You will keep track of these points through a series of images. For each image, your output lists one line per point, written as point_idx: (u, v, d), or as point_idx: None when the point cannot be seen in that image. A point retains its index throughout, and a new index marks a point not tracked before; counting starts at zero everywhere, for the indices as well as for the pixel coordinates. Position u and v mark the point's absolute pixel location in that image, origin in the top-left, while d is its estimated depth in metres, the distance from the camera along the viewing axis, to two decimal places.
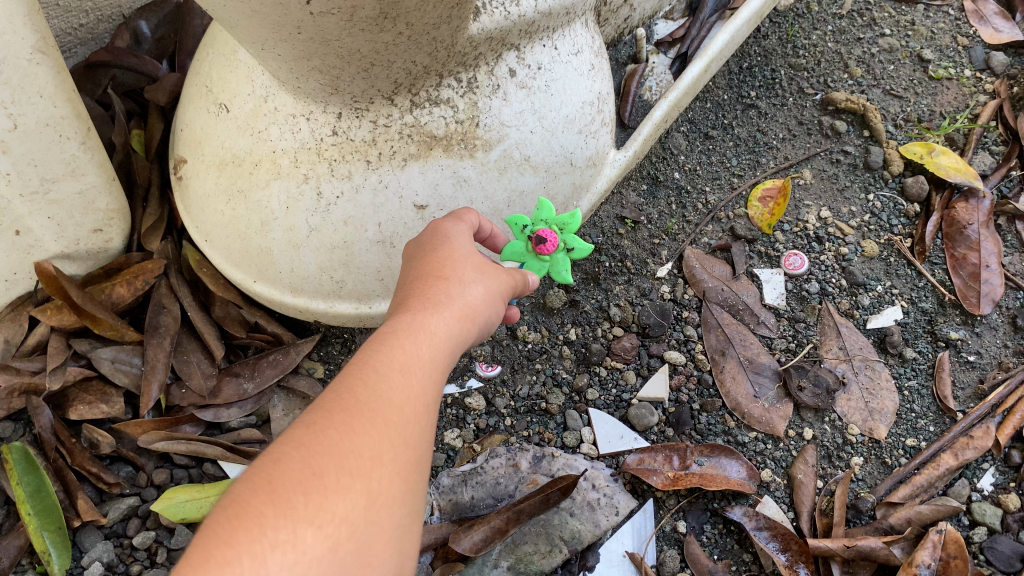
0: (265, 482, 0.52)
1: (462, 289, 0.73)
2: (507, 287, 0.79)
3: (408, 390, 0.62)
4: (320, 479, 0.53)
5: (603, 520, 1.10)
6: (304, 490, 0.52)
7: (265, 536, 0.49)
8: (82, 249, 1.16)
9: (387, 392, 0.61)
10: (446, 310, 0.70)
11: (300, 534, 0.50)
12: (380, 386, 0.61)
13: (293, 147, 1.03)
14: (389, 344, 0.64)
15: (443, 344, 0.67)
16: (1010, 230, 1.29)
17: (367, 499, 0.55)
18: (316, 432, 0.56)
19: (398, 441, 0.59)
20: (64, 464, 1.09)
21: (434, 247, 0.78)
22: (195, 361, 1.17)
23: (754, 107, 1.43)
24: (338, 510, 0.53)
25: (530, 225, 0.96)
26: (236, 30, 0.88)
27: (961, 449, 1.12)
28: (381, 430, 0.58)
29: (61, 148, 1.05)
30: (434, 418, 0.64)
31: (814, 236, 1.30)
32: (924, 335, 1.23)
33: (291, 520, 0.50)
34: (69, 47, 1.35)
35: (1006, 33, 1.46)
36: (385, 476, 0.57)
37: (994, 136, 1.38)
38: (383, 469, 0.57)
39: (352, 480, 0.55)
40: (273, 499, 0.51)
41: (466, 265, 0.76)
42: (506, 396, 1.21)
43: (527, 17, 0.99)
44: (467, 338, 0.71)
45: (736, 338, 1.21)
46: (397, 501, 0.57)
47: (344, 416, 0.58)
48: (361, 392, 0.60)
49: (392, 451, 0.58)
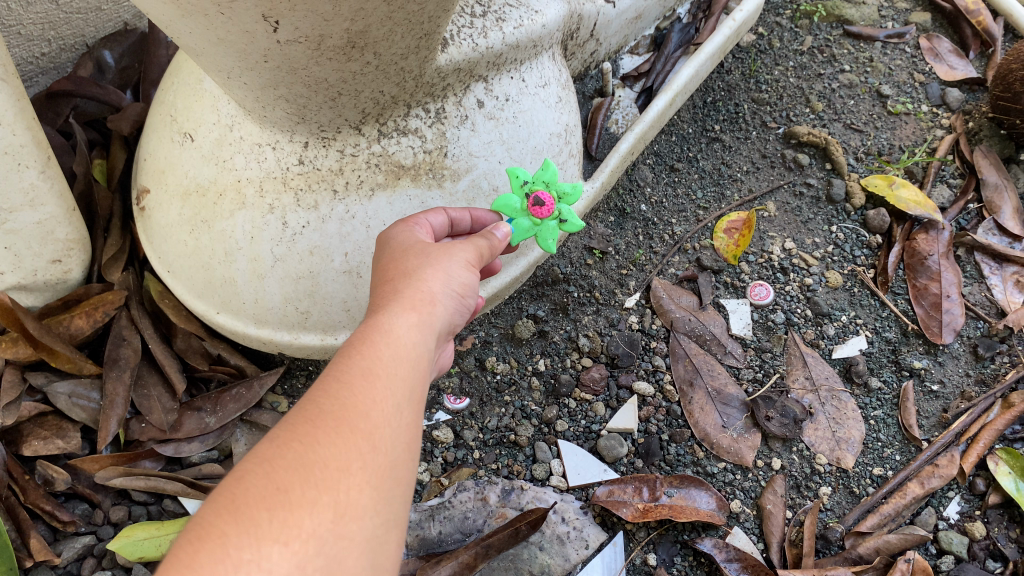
0: (228, 501, 0.51)
1: (413, 280, 0.71)
2: (470, 263, 0.77)
3: (371, 392, 0.60)
4: (285, 494, 0.52)
5: (573, 554, 1.08)
6: (269, 506, 0.51)
7: (227, 556, 0.48)
8: (39, 280, 1.13)
9: (347, 400, 0.59)
10: (397, 305, 0.68)
11: (265, 552, 0.49)
12: (342, 394, 0.59)
13: (258, 176, 1.02)
14: (350, 353, 0.63)
15: (399, 332, 0.65)
16: (970, 261, 1.32)
17: (336, 512, 0.53)
18: (280, 447, 0.55)
19: (367, 448, 0.57)
20: (16, 502, 1.05)
21: (385, 261, 0.77)
22: (156, 396, 1.14)
23: (718, 141, 1.45)
24: (306, 526, 0.51)
25: (530, 183, 0.95)
26: (202, 58, 0.87)
27: (927, 478, 1.14)
28: (348, 438, 0.57)
29: (19, 176, 1.03)
30: (409, 414, 0.62)
31: (779, 267, 1.31)
32: (889, 365, 1.24)
33: (255, 537, 0.49)
34: (30, 76, 1.33)
35: (960, 70, 1.51)
36: (355, 487, 0.55)
37: (951, 170, 1.42)
38: (353, 480, 0.55)
39: (319, 493, 0.53)
40: (237, 517, 0.50)
41: (416, 259, 0.74)
42: (475, 428, 1.19)
43: (495, 50, 1.01)
44: (430, 319, 0.69)
45: (704, 368, 1.21)
46: (367, 514, 0.55)
47: (308, 427, 0.56)
48: (325, 401, 0.58)
49: (361, 458, 0.56)
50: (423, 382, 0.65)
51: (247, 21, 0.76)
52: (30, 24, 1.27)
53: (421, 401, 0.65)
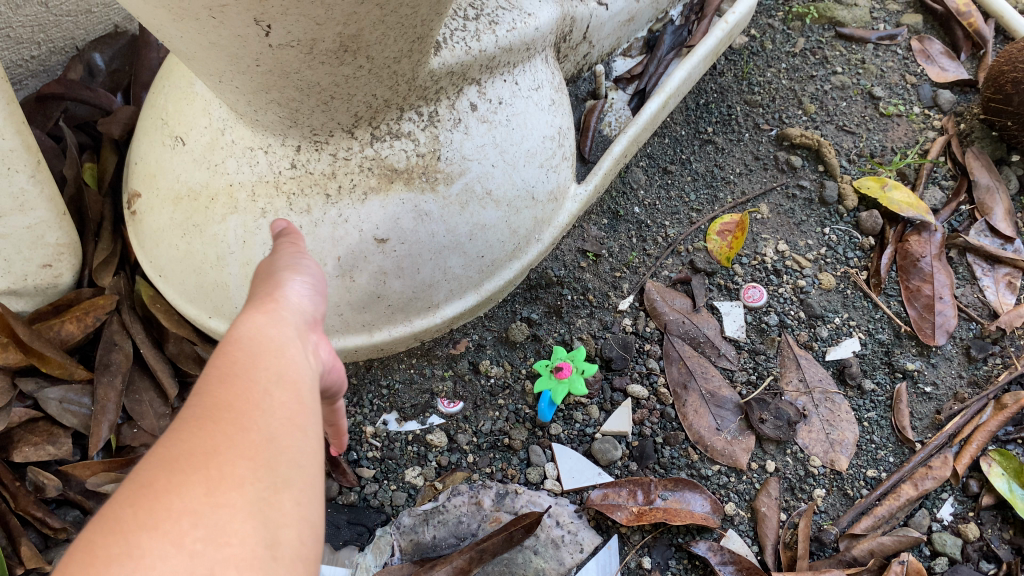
0: (70, 548, 0.38)
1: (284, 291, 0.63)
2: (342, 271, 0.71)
3: (223, 386, 0.47)
4: (143, 493, 0.40)
5: (568, 558, 1.09)
6: (132, 502, 0.39)
7: (94, 559, 0.37)
8: (30, 285, 1.12)
9: (192, 406, 0.45)
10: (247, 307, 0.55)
11: (137, 536, 0.38)
12: (193, 402, 0.46)
13: (250, 180, 1.01)
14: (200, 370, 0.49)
15: (250, 322, 0.52)
16: (962, 262, 1.33)
17: (212, 485, 0.41)
18: (126, 480, 0.41)
19: (232, 434, 0.44)
20: (7, 509, 1.04)
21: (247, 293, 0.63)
22: (147, 400, 1.14)
23: (711, 143, 1.45)
24: (180, 503, 0.39)
25: None
26: (194, 62, 0.87)
27: (921, 479, 1.14)
28: (202, 426, 0.44)
29: (9, 181, 1.02)
30: (285, 393, 0.48)
31: (772, 269, 1.31)
32: (882, 367, 1.24)
33: (122, 529, 0.38)
34: (19, 79, 1.32)
35: (952, 72, 1.52)
36: (231, 465, 0.42)
37: (943, 171, 1.42)
38: (229, 454, 0.43)
39: (186, 474, 0.41)
40: (82, 548, 0.38)
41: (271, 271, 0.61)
42: (469, 432, 1.18)
43: (488, 53, 1.00)
44: (292, 305, 0.56)
45: (697, 371, 1.21)
46: (252, 503, 0.41)
47: (158, 445, 0.43)
48: (176, 418, 0.45)
49: (226, 437, 0.43)
50: (308, 359, 0.52)
51: (239, 24, 0.76)
52: (20, 27, 1.26)
53: (308, 379, 0.51)
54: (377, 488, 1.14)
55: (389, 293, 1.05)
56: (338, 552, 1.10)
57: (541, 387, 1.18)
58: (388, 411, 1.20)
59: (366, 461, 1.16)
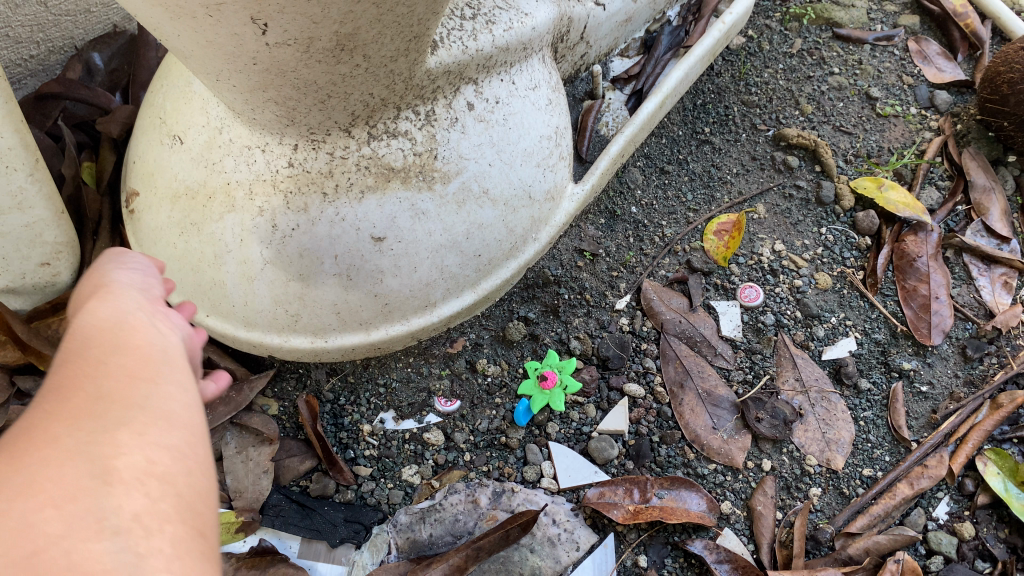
0: None
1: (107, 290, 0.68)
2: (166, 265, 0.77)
3: (65, 368, 0.53)
4: None
5: (564, 556, 1.09)
6: None
7: None
8: (28, 284, 1.12)
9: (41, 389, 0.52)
10: (81, 305, 0.62)
11: None
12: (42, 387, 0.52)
13: (248, 179, 1.02)
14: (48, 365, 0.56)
15: (85, 316, 0.59)
16: (958, 262, 1.33)
17: (38, 442, 0.45)
18: None
19: (61, 398, 0.50)
20: None
21: None
22: None
23: (708, 143, 1.45)
24: (16, 458, 0.44)
25: None
26: (191, 60, 0.87)
27: (916, 478, 1.14)
28: (46, 400, 0.50)
29: (8, 179, 1.02)
30: (121, 359, 0.55)
31: (769, 268, 1.32)
32: (878, 366, 1.25)
33: None
34: (18, 78, 1.32)
35: (948, 73, 1.53)
36: (56, 422, 0.47)
37: (940, 171, 1.42)
38: (62, 411, 0.48)
39: (22, 436, 0.46)
40: None
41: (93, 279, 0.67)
42: (465, 430, 1.18)
43: (485, 52, 1.01)
44: (124, 293, 0.63)
45: (694, 370, 1.21)
46: (74, 447, 0.46)
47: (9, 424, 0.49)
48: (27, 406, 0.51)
49: (63, 399, 0.49)
50: (155, 323, 0.61)
51: (236, 23, 0.76)
52: (19, 26, 1.26)
53: (152, 342, 0.58)
54: (374, 486, 1.15)
55: (386, 292, 1.05)
56: (335, 550, 1.10)
57: (524, 392, 1.19)
58: (385, 410, 1.20)
59: (363, 459, 1.16)
